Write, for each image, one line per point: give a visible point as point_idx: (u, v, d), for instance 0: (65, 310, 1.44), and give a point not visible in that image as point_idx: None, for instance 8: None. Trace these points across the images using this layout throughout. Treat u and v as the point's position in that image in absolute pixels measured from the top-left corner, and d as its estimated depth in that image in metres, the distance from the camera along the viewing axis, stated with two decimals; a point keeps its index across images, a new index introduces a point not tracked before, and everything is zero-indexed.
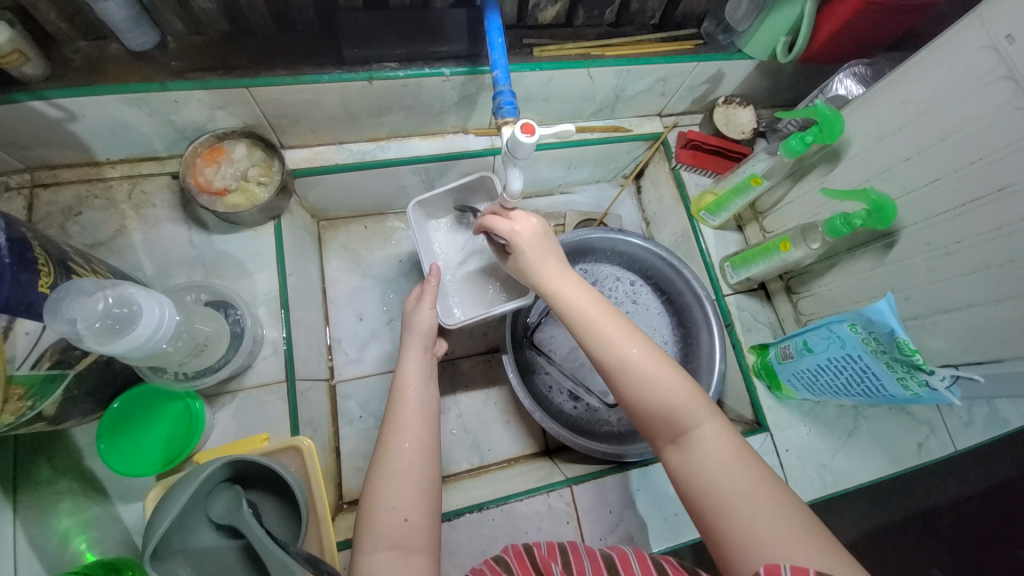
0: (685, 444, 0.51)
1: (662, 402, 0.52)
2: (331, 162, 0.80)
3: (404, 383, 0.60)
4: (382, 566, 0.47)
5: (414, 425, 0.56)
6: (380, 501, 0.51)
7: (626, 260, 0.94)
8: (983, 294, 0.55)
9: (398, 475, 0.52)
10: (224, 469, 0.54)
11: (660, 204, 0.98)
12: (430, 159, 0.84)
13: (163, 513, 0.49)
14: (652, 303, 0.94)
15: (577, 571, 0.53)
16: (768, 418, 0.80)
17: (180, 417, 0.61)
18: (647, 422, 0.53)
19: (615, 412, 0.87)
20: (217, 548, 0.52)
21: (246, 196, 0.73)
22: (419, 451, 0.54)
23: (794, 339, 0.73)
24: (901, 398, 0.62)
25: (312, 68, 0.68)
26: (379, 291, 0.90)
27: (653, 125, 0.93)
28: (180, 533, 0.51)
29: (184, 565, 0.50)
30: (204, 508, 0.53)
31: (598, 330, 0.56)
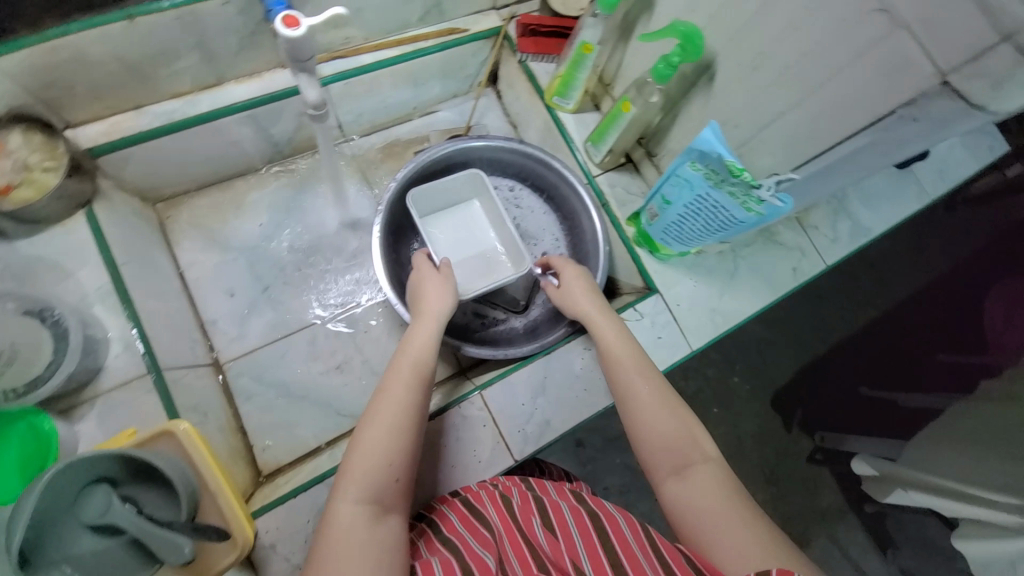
0: (687, 476, 0.53)
1: (668, 437, 0.55)
2: (134, 131, 0.71)
3: (413, 346, 0.60)
4: (357, 515, 0.46)
5: (409, 387, 0.54)
6: (361, 464, 0.48)
7: (500, 167, 0.92)
8: (787, 99, 0.57)
9: (385, 454, 0.49)
10: (83, 467, 0.50)
11: (520, 103, 0.95)
12: (252, 103, 0.76)
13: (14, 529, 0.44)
14: (535, 206, 0.94)
15: (557, 521, 0.54)
16: (656, 281, 0.84)
17: (27, 439, 0.54)
18: (660, 446, 0.55)
19: (523, 318, 0.89)
20: (100, 550, 0.49)
21: (34, 187, 0.63)
22: (416, 412, 0.53)
23: (655, 197, 0.75)
24: (749, 222, 0.65)
25: (55, 18, 0.59)
26: (246, 262, 0.85)
27: (489, 19, 0.89)
28: (53, 542, 0.47)
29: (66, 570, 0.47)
30: (74, 515, 0.49)
31: (624, 365, 0.62)
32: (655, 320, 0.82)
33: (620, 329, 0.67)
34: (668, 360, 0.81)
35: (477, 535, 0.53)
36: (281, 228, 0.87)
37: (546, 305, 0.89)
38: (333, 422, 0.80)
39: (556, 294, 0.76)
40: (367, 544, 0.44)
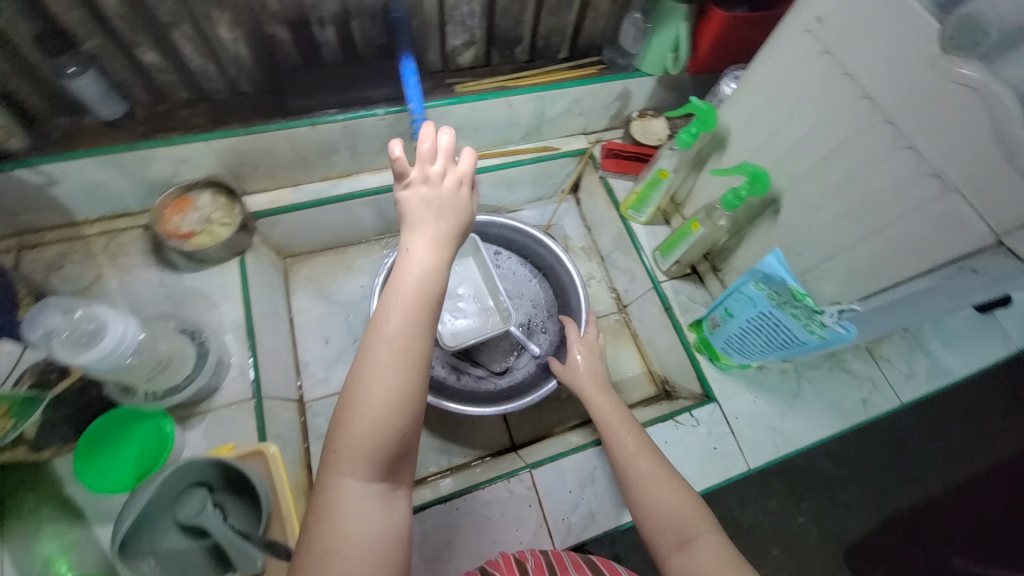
0: (690, 551, 0.53)
1: (669, 512, 0.57)
2: (289, 202, 0.90)
3: (403, 268, 0.49)
4: (359, 493, 0.44)
5: (403, 322, 0.47)
6: (356, 414, 0.45)
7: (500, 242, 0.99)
8: (850, 237, 0.63)
9: (383, 437, 0.45)
10: (189, 471, 0.58)
11: (597, 210, 1.08)
12: (379, 190, 0.94)
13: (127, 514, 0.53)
14: (528, 277, 0.99)
15: None
16: (714, 390, 0.85)
17: (150, 436, 0.65)
18: (660, 523, 0.56)
19: (500, 379, 0.91)
20: (185, 549, 0.56)
21: (211, 237, 0.81)
22: (411, 345, 0.46)
23: (718, 309, 0.80)
24: (813, 344, 0.68)
25: (262, 119, 0.79)
26: (342, 316, 0.97)
27: (578, 142, 1.05)
28: (149, 534, 0.55)
29: (150, 562, 0.53)
30: (171, 511, 0.57)
31: (620, 445, 0.67)
32: (711, 429, 0.82)
33: (619, 407, 0.73)
34: (722, 474, 0.80)
35: None
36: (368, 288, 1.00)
37: (526, 369, 0.92)
38: None
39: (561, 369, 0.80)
40: (369, 512, 0.44)
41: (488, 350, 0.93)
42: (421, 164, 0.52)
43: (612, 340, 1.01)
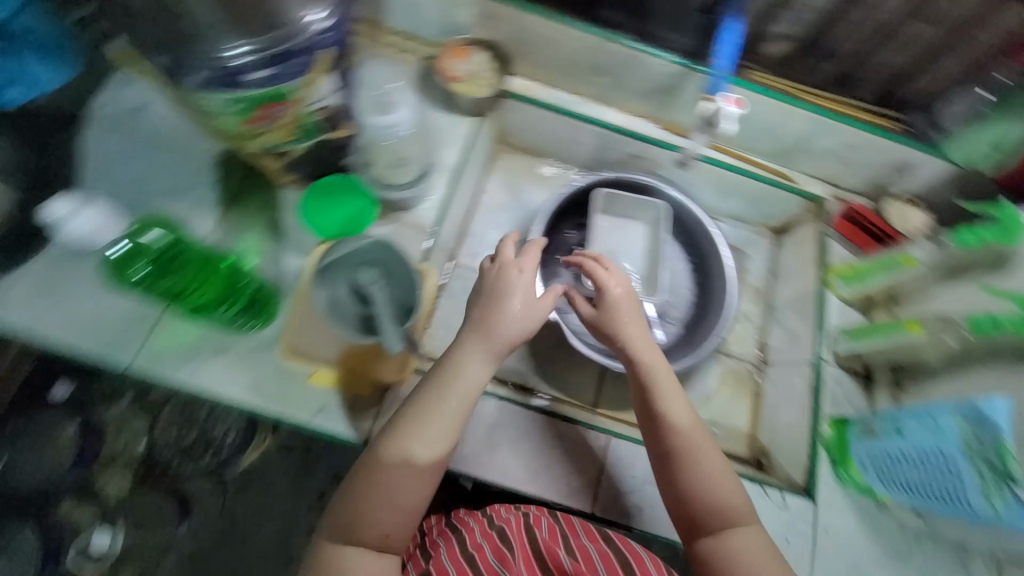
0: (727, 536, 0.62)
1: (717, 501, 0.64)
2: (535, 97, 0.94)
3: (454, 380, 0.63)
4: (363, 561, 0.59)
5: (437, 427, 0.61)
6: (373, 524, 0.59)
7: (679, 229, 0.98)
8: None
9: (410, 459, 0.60)
10: (374, 246, 0.74)
11: (794, 262, 0.99)
12: (613, 128, 0.95)
13: (343, 248, 0.73)
14: (683, 276, 0.97)
15: (578, 554, 0.69)
16: (819, 491, 0.78)
17: (358, 210, 0.77)
18: (696, 512, 0.64)
19: None
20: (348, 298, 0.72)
21: (468, 88, 0.88)
22: (434, 458, 0.61)
23: (885, 420, 0.73)
24: (981, 517, 0.59)
25: (568, 12, 0.82)
26: (516, 214, 1.01)
27: (819, 188, 0.96)
28: (332, 271, 0.73)
29: (325, 291, 0.73)
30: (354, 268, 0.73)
31: (672, 420, 0.67)
32: (792, 520, 0.76)
33: (671, 374, 0.70)
34: None
35: (497, 549, 0.70)
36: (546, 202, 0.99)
37: None
38: None
39: (590, 312, 0.75)
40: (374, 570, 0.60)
41: (616, 309, 0.93)
42: (518, 258, 0.71)
43: (734, 385, 0.95)
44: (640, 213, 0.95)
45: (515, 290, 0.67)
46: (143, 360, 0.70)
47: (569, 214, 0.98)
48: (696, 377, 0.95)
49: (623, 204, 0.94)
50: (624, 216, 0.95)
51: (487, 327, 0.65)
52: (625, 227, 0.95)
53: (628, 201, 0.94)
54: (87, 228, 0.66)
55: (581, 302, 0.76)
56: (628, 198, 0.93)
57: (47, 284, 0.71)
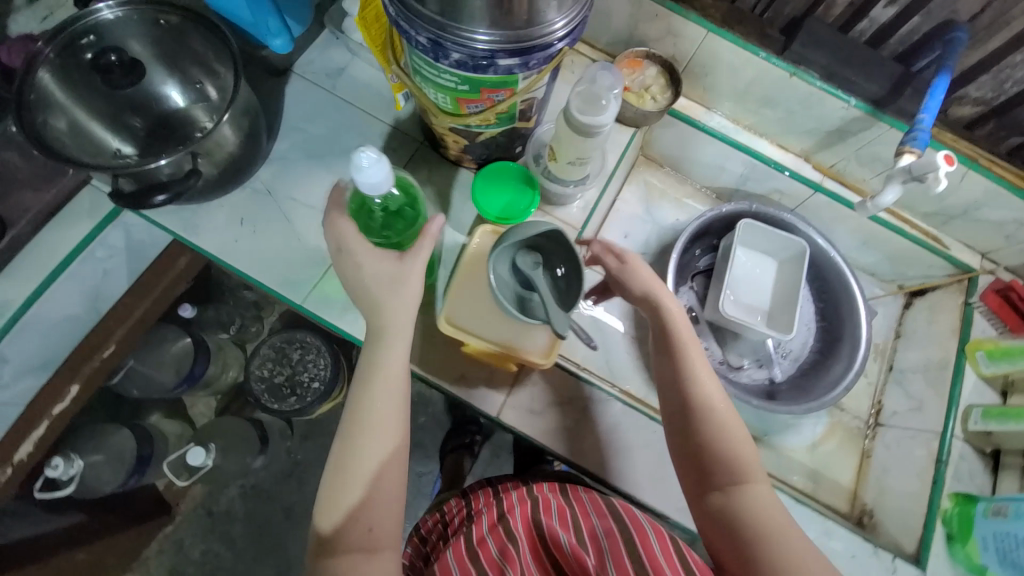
0: (740, 494, 0.60)
1: (732, 453, 0.61)
2: (695, 117, 0.96)
3: (378, 388, 0.59)
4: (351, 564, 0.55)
5: (376, 428, 0.58)
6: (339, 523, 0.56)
7: (812, 273, 0.98)
8: None
9: (378, 417, 0.59)
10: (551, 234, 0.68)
11: (926, 326, 0.96)
12: (767, 161, 0.95)
13: (518, 232, 0.68)
14: (808, 319, 0.98)
15: (587, 540, 0.67)
16: (930, 562, 0.78)
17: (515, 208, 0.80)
18: (705, 465, 0.62)
19: (731, 371, 0.93)
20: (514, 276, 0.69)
21: (637, 100, 0.89)
22: (379, 458, 0.58)
23: (1018, 501, 0.74)
24: None
25: (757, 43, 0.84)
26: (648, 227, 1.03)
27: (970, 258, 0.94)
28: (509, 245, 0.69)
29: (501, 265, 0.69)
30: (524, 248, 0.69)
31: (694, 373, 0.65)
32: None
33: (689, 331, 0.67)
34: None
35: (499, 537, 0.68)
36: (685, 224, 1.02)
37: (754, 380, 0.94)
38: (599, 367, 0.89)
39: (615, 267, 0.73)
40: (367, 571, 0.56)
41: (736, 339, 0.95)
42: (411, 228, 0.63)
43: (842, 439, 0.93)
44: (779, 250, 0.95)
45: (362, 261, 0.61)
46: (313, 302, 0.77)
47: (705, 236, 0.98)
48: (804, 423, 0.94)
49: (766, 237, 0.94)
50: (762, 249, 0.96)
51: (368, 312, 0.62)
52: (757, 259, 0.96)
53: (771, 237, 0.94)
54: (377, 176, 0.53)
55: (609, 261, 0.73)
56: (773, 233, 0.92)
57: (242, 219, 0.79)
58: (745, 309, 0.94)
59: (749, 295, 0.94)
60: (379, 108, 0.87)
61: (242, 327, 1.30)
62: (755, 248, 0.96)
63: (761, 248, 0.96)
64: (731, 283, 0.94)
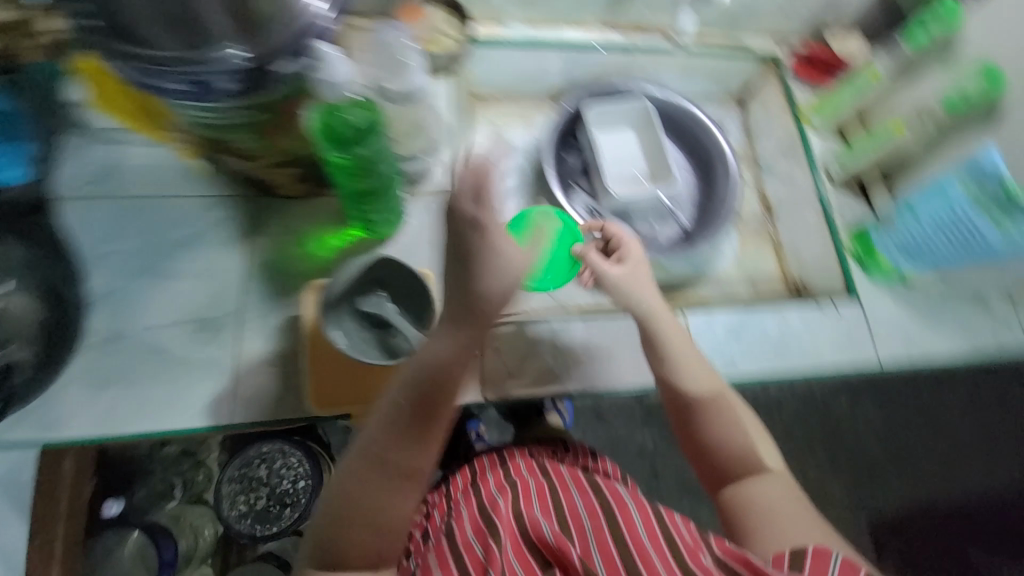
0: (778, 517, 0.59)
1: (768, 495, 0.61)
2: (497, 36, 0.94)
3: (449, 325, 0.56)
4: (374, 500, 0.58)
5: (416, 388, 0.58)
6: (376, 464, 0.58)
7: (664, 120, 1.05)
8: None
9: (446, 392, 0.59)
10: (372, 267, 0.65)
11: (764, 117, 1.09)
12: (577, 45, 0.98)
13: (338, 279, 0.64)
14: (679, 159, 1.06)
15: (569, 525, 0.59)
16: (858, 290, 0.90)
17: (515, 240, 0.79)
18: (745, 499, 0.61)
19: (646, 238, 0.99)
20: (358, 330, 0.64)
21: (436, 44, 0.84)
22: (418, 423, 0.58)
23: (899, 210, 0.85)
24: (999, 249, 0.76)
25: None
26: (512, 157, 1.03)
27: (767, 44, 1.06)
28: (337, 305, 0.64)
29: (340, 332, 0.63)
30: (354, 300, 0.65)
31: (727, 419, 0.65)
32: (850, 322, 0.88)
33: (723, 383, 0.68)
34: (853, 360, 0.86)
35: (484, 537, 0.60)
36: (542, 137, 1.03)
37: (669, 236, 1.00)
38: (542, 301, 0.91)
39: (608, 272, 0.69)
40: (382, 512, 0.58)
41: (638, 210, 1.01)
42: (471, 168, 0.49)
43: (754, 240, 1.05)
44: (628, 115, 1.00)
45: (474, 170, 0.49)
46: (240, 410, 0.68)
47: (565, 138, 1.01)
48: (724, 247, 1.03)
49: (613, 109, 1.00)
50: (613, 121, 1.00)
51: (466, 250, 0.51)
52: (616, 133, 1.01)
53: (615, 110, 0.99)
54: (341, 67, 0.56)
55: (598, 258, 0.70)
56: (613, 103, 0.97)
57: (107, 376, 0.67)
58: (630, 181, 0.99)
59: (627, 167, 0.99)
60: (183, 182, 0.75)
61: (187, 483, 1.07)
62: (608, 126, 1.01)
63: (613, 122, 1.01)
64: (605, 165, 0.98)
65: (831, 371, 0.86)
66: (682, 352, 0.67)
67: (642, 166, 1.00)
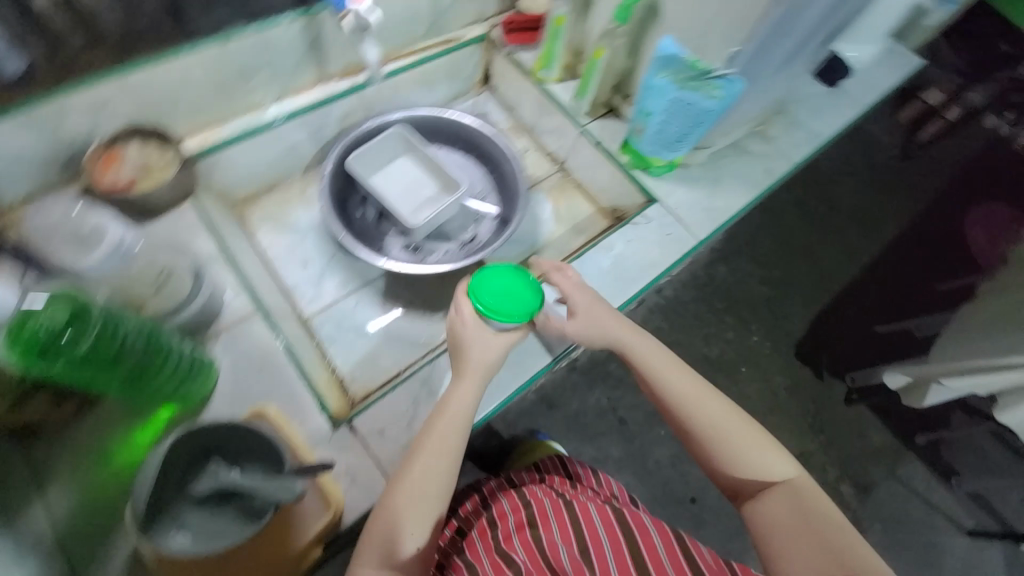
0: (767, 498, 0.67)
1: (756, 480, 0.68)
2: (219, 140, 0.88)
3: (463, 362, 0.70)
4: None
5: (440, 440, 0.65)
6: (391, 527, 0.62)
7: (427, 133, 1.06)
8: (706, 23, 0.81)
9: (457, 427, 0.66)
10: (185, 448, 0.56)
11: (511, 88, 1.15)
12: (306, 110, 0.94)
13: (141, 486, 0.52)
14: (459, 159, 1.08)
15: (579, 530, 0.71)
16: (654, 192, 0.99)
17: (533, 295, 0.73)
18: (735, 483, 0.69)
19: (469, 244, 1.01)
20: (204, 517, 0.58)
21: (151, 181, 0.79)
22: (440, 474, 0.64)
23: (637, 117, 0.92)
24: (717, 111, 0.84)
25: (168, 48, 0.76)
26: (308, 238, 0.99)
27: (479, 28, 1.10)
28: (165, 506, 0.56)
29: (179, 532, 0.56)
30: (182, 488, 0.57)
31: (704, 418, 0.69)
32: (661, 222, 0.97)
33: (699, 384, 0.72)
34: (679, 251, 0.95)
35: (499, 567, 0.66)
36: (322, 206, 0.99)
37: (487, 232, 1.03)
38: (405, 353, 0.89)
39: (574, 327, 0.75)
40: None
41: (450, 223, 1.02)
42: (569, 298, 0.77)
43: (560, 194, 1.13)
44: (389, 147, 0.99)
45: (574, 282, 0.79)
46: None
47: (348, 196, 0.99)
48: (539, 212, 1.11)
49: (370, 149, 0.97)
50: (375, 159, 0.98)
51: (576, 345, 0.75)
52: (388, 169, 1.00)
53: (373, 152, 0.98)
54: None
55: (559, 321, 0.76)
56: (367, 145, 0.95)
57: None
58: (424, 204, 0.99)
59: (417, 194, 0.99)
60: None
61: None
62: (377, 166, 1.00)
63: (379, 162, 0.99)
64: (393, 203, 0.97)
65: (669, 268, 0.94)
66: (647, 369, 0.73)
67: (427, 185, 1.00)
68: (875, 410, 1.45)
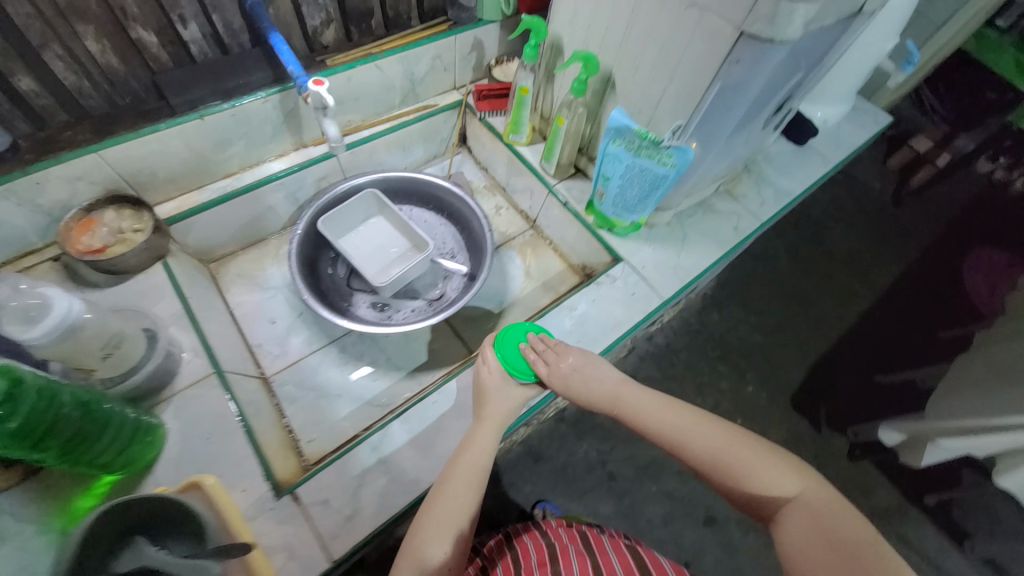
0: (781, 519, 0.54)
1: (761, 493, 0.57)
2: (196, 203, 0.93)
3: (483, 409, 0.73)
4: None
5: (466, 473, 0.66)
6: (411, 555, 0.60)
7: (399, 194, 1.10)
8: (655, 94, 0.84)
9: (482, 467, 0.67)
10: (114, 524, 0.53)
11: (485, 149, 1.20)
12: (282, 174, 0.99)
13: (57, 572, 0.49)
14: (430, 218, 1.12)
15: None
16: (620, 251, 1.00)
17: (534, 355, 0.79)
18: (744, 502, 0.58)
19: (436, 302, 1.03)
20: None
21: (124, 244, 0.81)
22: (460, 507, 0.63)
23: (599, 181, 0.94)
24: (672, 176, 0.84)
25: (149, 122, 0.83)
26: (280, 296, 1.02)
27: (452, 96, 1.17)
28: None
29: None
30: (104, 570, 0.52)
31: (688, 433, 0.63)
32: (626, 280, 0.97)
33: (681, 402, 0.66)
34: (644, 309, 0.94)
35: None
36: None
37: (455, 289, 1.04)
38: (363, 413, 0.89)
39: (548, 370, 0.74)
40: None
41: (420, 280, 1.04)
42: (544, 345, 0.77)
43: (531, 250, 1.15)
44: (361, 208, 1.02)
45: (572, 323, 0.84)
46: None
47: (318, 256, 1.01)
48: (509, 269, 1.12)
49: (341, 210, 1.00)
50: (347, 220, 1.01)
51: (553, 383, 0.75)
52: (360, 230, 1.03)
53: (346, 213, 1.01)
54: None
55: (541, 363, 0.75)
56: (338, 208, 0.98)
57: None
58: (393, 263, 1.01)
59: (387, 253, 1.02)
60: None
61: None
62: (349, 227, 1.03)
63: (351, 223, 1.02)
64: (361, 263, 0.99)
65: (634, 328, 0.93)
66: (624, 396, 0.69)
67: (398, 244, 1.03)
68: (880, 467, 1.36)
